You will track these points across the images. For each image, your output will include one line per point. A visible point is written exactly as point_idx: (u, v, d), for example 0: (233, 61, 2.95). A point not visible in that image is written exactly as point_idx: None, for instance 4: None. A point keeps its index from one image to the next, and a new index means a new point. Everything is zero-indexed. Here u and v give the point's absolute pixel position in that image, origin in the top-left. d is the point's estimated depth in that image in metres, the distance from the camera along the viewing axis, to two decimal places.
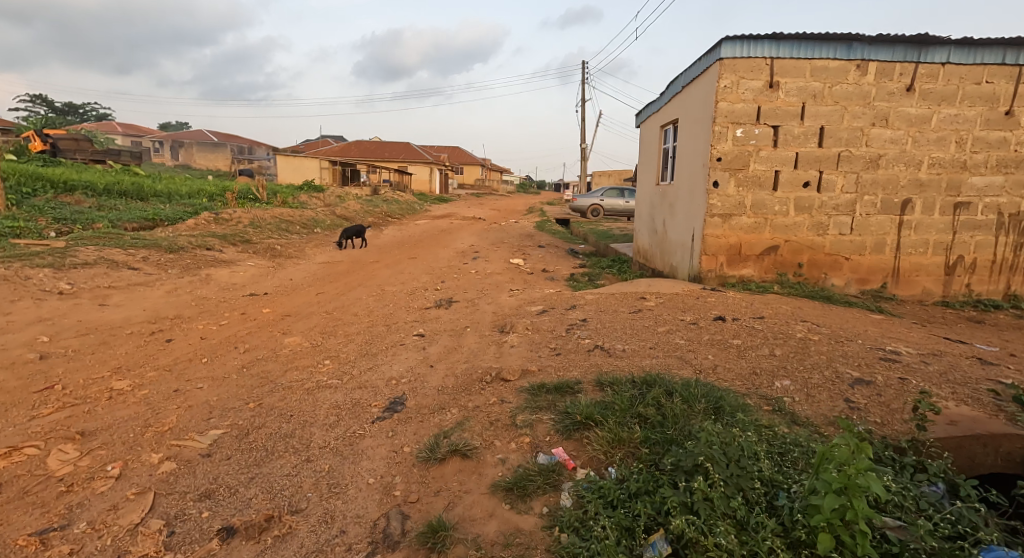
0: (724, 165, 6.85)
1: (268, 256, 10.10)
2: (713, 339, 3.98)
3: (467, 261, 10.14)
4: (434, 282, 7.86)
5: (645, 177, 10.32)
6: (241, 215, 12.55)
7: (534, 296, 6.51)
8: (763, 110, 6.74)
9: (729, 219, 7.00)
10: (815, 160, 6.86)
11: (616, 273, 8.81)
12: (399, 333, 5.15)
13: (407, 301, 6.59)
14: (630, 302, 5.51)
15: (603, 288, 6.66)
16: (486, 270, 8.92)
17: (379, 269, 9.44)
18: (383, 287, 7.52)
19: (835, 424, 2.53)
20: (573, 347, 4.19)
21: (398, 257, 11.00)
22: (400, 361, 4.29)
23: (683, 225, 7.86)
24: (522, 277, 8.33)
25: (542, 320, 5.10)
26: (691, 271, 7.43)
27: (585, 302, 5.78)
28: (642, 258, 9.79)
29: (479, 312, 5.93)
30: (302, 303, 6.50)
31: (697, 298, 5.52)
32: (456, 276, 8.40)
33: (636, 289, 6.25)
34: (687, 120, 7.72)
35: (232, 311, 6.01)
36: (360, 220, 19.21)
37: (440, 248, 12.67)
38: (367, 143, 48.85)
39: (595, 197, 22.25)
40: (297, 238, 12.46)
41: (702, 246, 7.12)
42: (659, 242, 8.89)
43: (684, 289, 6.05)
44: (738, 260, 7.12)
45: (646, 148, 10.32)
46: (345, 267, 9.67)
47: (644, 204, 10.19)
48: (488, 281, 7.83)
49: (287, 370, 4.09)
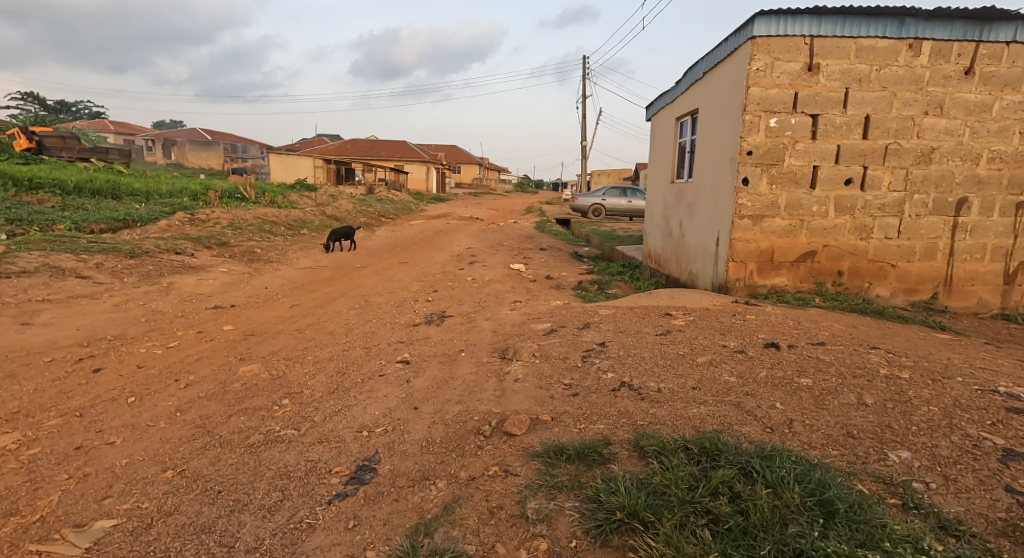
0: (756, 159, 6.03)
1: (245, 261, 9.22)
2: (773, 376, 3.13)
3: (463, 267, 9.30)
4: (427, 292, 7.02)
5: (657, 175, 9.51)
6: (220, 216, 11.67)
7: (540, 310, 5.66)
8: (801, 97, 5.93)
9: (761, 221, 6.17)
10: (859, 154, 6.04)
11: (628, 280, 7.96)
12: (381, 359, 4.30)
13: (394, 316, 5.74)
14: (655, 321, 4.67)
15: (618, 300, 5.82)
16: (484, 277, 8.06)
17: (367, 276, 8.58)
18: (368, 298, 6.67)
19: (1011, 536, 1.71)
20: (594, 384, 3.36)
21: (389, 262, 10.13)
22: (378, 400, 3.46)
23: (705, 227, 7.02)
24: (524, 285, 7.48)
25: (552, 344, 4.26)
26: (715, 280, 6.59)
27: (600, 319, 4.94)
28: (654, 263, 8.96)
29: (477, 330, 5.10)
30: (272, 318, 5.64)
31: (734, 316, 4.68)
32: (451, 285, 7.55)
33: (658, 303, 5.42)
34: (711, 109, 6.88)
35: (189, 329, 5.15)
36: (351, 221, 18.35)
37: (434, 252, 11.82)
38: (362, 141, 47.92)
39: (596, 196, 21.34)
40: (279, 240, 11.57)
41: (729, 252, 6.28)
42: (675, 247, 8.06)
43: (714, 303, 5.23)
44: (770, 267, 6.29)
45: (658, 144, 9.49)
46: (329, 274, 8.81)
47: (656, 205, 9.37)
48: (487, 291, 6.98)
49: (231, 415, 3.17)
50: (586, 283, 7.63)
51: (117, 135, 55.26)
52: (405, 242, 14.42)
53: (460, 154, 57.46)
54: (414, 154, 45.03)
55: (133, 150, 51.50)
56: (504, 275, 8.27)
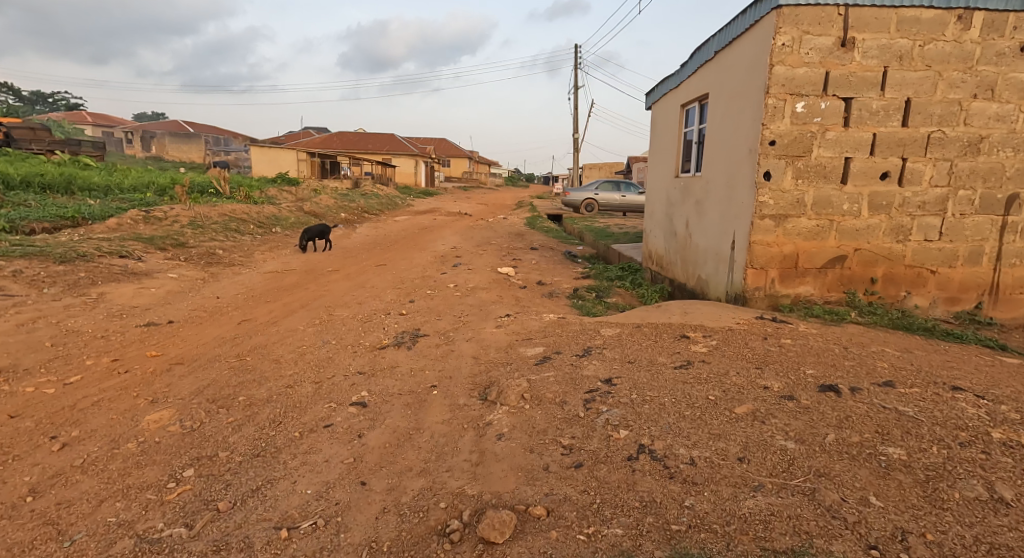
0: (780, 150, 5.25)
1: (201, 265, 8.27)
2: (847, 442, 2.29)
3: (445, 270, 8.43)
4: (402, 304, 6.14)
5: (657, 169, 8.74)
6: (181, 213, 10.70)
7: (530, 328, 4.82)
8: (832, 78, 5.13)
9: (785, 221, 5.39)
10: (898, 144, 5.23)
11: (629, 287, 7.14)
12: (331, 399, 3.44)
13: (359, 336, 4.87)
14: (671, 347, 3.85)
15: (623, 316, 5.00)
16: (468, 283, 7.20)
17: (337, 281, 7.69)
18: (333, 311, 5.79)
19: None
20: (603, 447, 2.53)
21: (364, 264, 9.23)
22: (316, 469, 2.60)
23: (716, 229, 6.26)
24: (512, 294, 6.63)
25: (545, 380, 3.43)
26: (729, 290, 5.83)
27: (604, 343, 4.11)
28: (657, 266, 8.18)
29: (455, 356, 4.25)
30: (211, 340, 4.74)
31: (765, 339, 3.88)
32: (431, 293, 6.69)
33: (670, 320, 4.62)
34: (724, 93, 6.07)
35: (103, 355, 4.25)
36: (331, 217, 17.37)
37: (416, 252, 10.93)
38: (348, 134, 46.68)
39: (589, 191, 20.49)
40: (246, 240, 10.61)
41: (747, 258, 5.50)
42: (681, 248, 7.28)
43: (737, 321, 4.44)
44: (794, 275, 5.51)
45: (659, 134, 8.72)
46: (295, 279, 7.90)
47: (657, 202, 8.60)
48: (470, 301, 6.14)
49: (103, 500, 2.31)
50: (582, 290, 6.82)
51: (95, 127, 53.53)
52: (387, 240, 13.50)
53: (449, 148, 56.31)
54: (401, 147, 43.91)
55: (110, 143, 49.80)
56: (490, 280, 7.42)
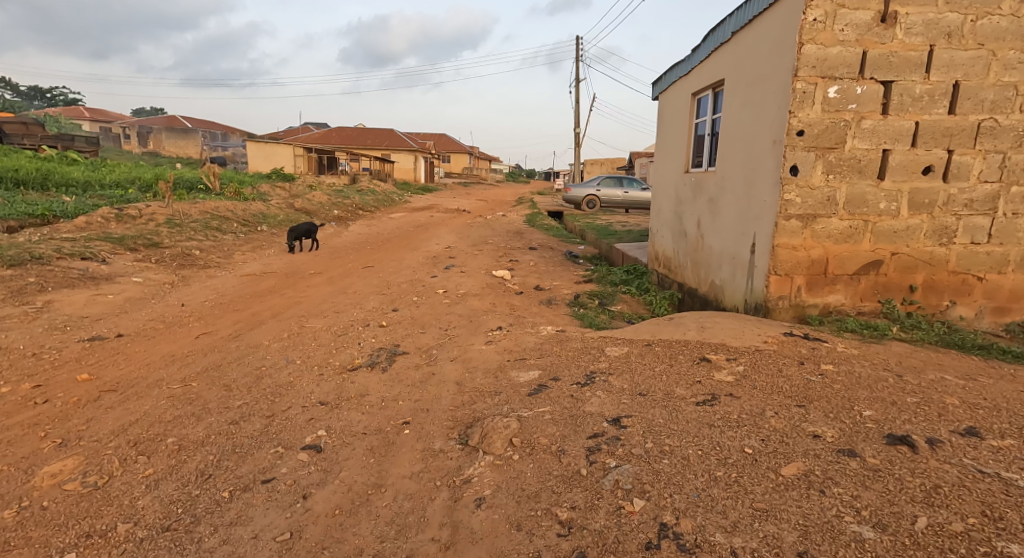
0: (808, 141, 4.64)
1: (173, 267, 7.67)
2: (946, 532, 1.70)
3: (436, 273, 7.83)
4: (384, 314, 5.54)
5: (665, 164, 8.16)
6: (158, 211, 10.09)
7: (525, 345, 4.22)
8: (870, 58, 4.51)
9: (813, 222, 4.79)
10: (944, 133, 4.61)
11: (635, 293, 6.54)
12: (279, 440, 2.84)
13: (330, 354, 4.27)
14: (690, 375, 3.24)
15: (630, 331, 4.40)
16: (459, 289, 6.60)
17: (317, 286, 7.08)
18: (306, 322, 5.19)
19: None
20: (613, 527, 1.92)
21: (351, 266, 8.62)
22: (238, 553, 2.01)
23: (731, 231, 5.68)
24: (507, 301, 6.03)
25: (539, 418, 2.82)
26: (749, 299, 5.22)
27: (610, 368, 3.51)
28: (666, 270, 7.59)
29: (437, 381, 3.65)
30: (159, 358, 4.14)
31: (802, 364, 3.26)
32: (418, 300, 6.10)
33: (685, 338, 4.02)
34: (743, 78, 5.46)
35: (26, 379, 3.65)
36: (323, 215, 16.76)
37: (408, 252, 10.33)
38: (346, 130, 46.04)
39: (590, 187, 19.86)
40: (227, 240, 10.01)
41: (769, 263, 4.90)
42: (694, 251, 6.68)
43: (763, 338, 3.85)
44: (822, 283, 4.91)
45: (666, 127, 8.13)
46: (274, 282, 7.31)
47: (665, 201, 8.03)
48: (460, 310, 5.53)
49: None
50: (584, 297, 6.22)
51: (91, 123, 52.94)
52: (379, 239, 12.89)
53: (449, 144, 55.61)
54: (400, 143, 43.26)
55: (106, 139, 49.16)
56: (484, 285, 6.82)
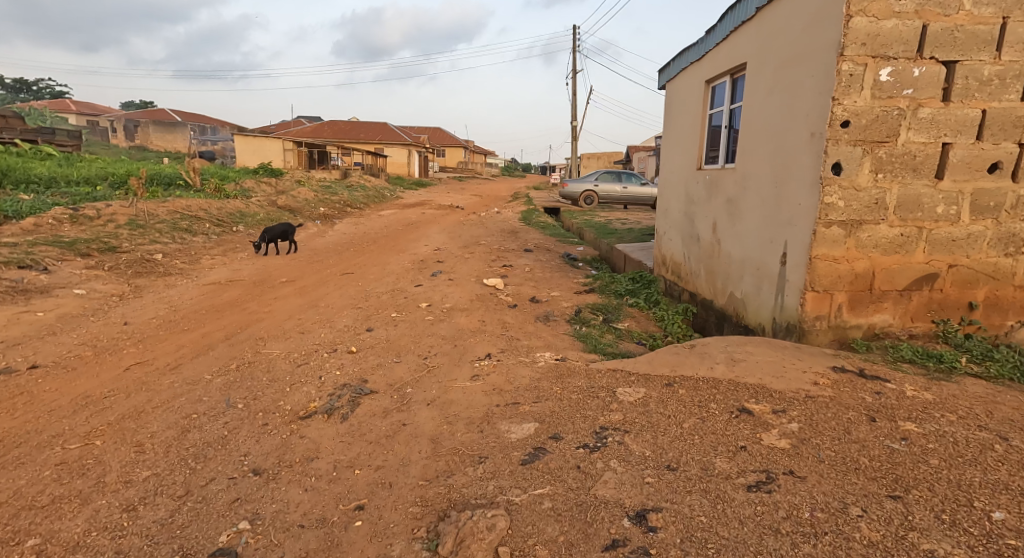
0: (855, 134, 3.90)
1: (127, 275, 6.90)
2: None
3: (421, 282, 7.08)
4: (356, 336, 4.78)
5: (674, 160, 7.42)
6: (122, 211, 9.29)
7: (519, 384, 3.48)
8: (930, 34, 3.78)
9: (858, 229, 4.07)
10: (1015, 124, 3.89)
11: (643, 306, 5.81)
12: (183, 541, 2.11)
13: (282, 392, 3.53)
14: (729, 437, 2.51)
15: (644, 363, 3.68)
16: (446, 302, 5.86)
17: (287, 297, 6.33)
18: (262, 347, 4.45)
19: None
20: None
21: (329, 273, 7.86)
22: None
23: (755, 238, 4.96)
24: (498, 317, 5.29)
25: (535, 509, 2.09)
26: (779, 319, 4.51)
27: (624, 422, 2.77)
28: (679, 277, 6.86)
29: (408, 435, 2.91)
30: (70, 399, 3.40)
31: (871, 421, 2.54)
32: (398, 317, 5.35)
33: (713, 376, 3.29)
34: (771, 60, 4.70)
35: None
36: (308, 212, 15.95)
37: (393, 255, 9.56)
38: (337, 123, 45.03)
39: (587, 182, 19.10)
40: (196, 243, 9.22)
41: (805, 277, 4.18)
42: (711, 257, 5.96)
43: (811, 378, 3.13)
44: (866, 300, 4.19)
45: (675, 118, 7.39)
46: (239, 293, 6.55)
47: (674, 200, 7.30)
48: (444, 332, 4.78)
49: None
50: (586, 312, 5.52)
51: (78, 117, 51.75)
52: (365, 239, 12.12)
53: (443, 137, 54.67)
54: (393, 137, 42.34)
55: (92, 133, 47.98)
56: (473, 297, 6.09)
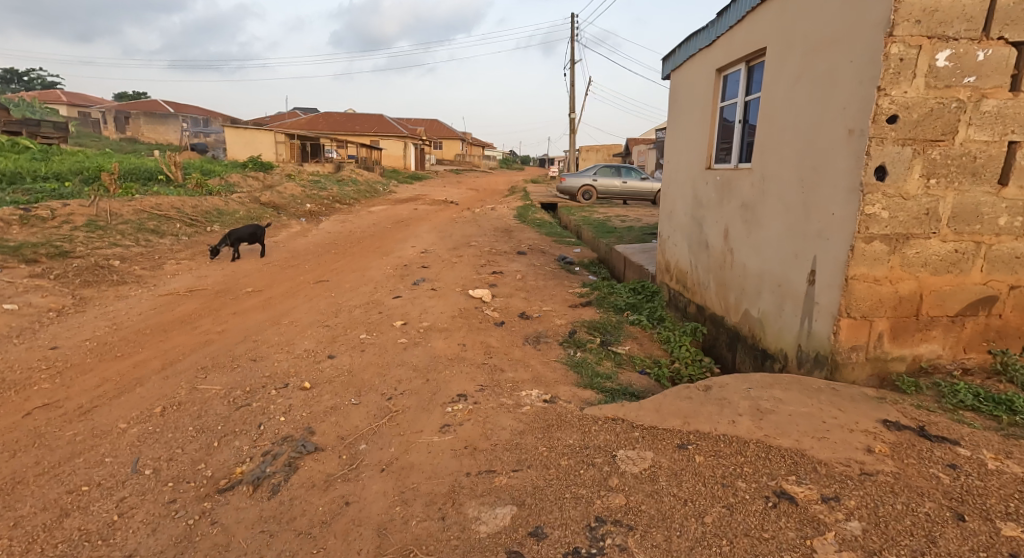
0: (904, 131, 3.25)
1: (73, 286, 6.24)
2: None
3: (401, 293, 6.42)
4: (315, 366, 4.12)
5: (680, 157, 6.77)
6: (82, 211, 8.62)
7: (497, 441, 2.83)
8: (999, 9, 3.15)
9: (904, 245, 3.42)
10: None
11: (647, 324, 5.16)
12: None
13: (206, 448, 2.89)
14: (770, 546, 1.87)
15: (651, 411, 3.03)
16: (424, 320, 5.20)
17: (248, 312, 5.67)
18: (201, 379, 3.80)
19: None
20: None
21: (302, 281, 7.20)
22: None
23: (776, 250, 4.32)
24: (481, 340, 4.65)
25: None
26: (806, 347, 3.86)
27: (627, 512, 2.13)
28: (688, 287, 6.22)
29: (348, 521, 2.27)
30: None
31: (959, 521, 1.91)
32: (367, 340, 4.69)
33: (736, 435, 2.64)
34: (799, 44, 4.02)
35: None
36: (293, 210, 15.25)
37: (376, 259, 8.88)
38: (331, 115, 44.16)
39: (586, 176, 18.39)
40: (162, 246, 8.56)
41: (840, 301, 3.54)
42: (725, 268, 5.31)
43: (862, 441, 2.48)
44: (911, 328, 3.55)
45: (682, 111, 6.73)
46: (196, 305, 5.90)
47: (681, 201, 6.65)
48: (417, 361, 4.13)
49: None
50: (582, 333, 4.90)
51: (68, 108, 50.79)
52: (349, 240, 11.43)
53: (439, 129, 53.81)
54: (388, 129, 41.50)
55: (82, 124, 47.02)
56: (455, 313, 5.43)
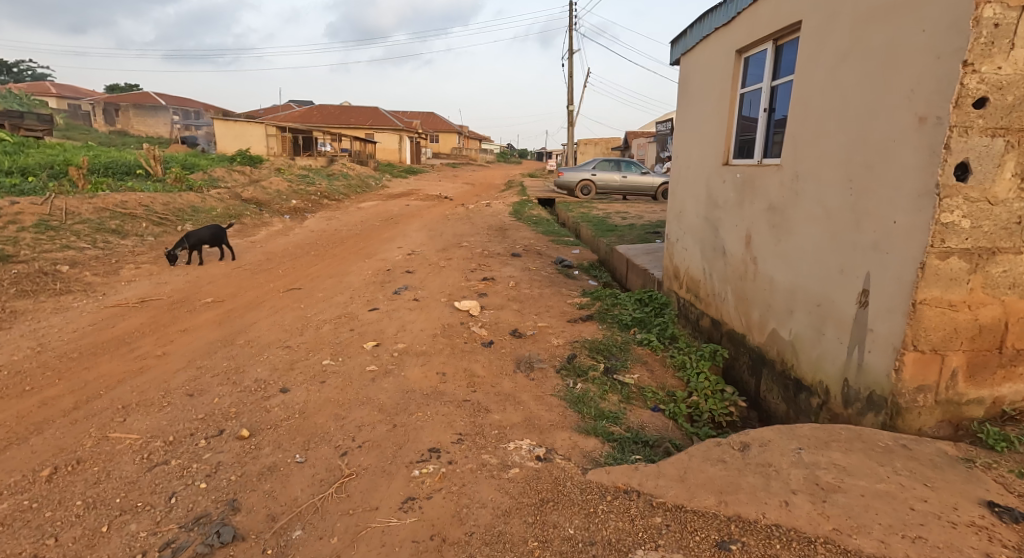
0: (998, 118, 2.63)
1: (7, 297, 5.53)
2: None
3: (379, 304, 5.74)
4: (262, 403, 3.43)
5: (690, 152, 6.09)
6: (37, 211, 7.90)
7: (473, 529, 2.16)
8: None
9: (990, 261, 2.79)
10: None
11: (658, 344, 4.46)
12: None
13: (89, 537, 2.20)
14: None
15: (673, 481, 2.35)
16: (400, 341, 4.52)
17: (200, 328, 4.97)
18: (115, 424, 3.10)
19: None
20: None
21: (271, 289, 6.50)
22: None
23: (813, 263, 3.64)
24: (464, 368, 3.96)
25: None
26: (855, 383, 3.19)
27: None
28: (702, 299, 5.54)
29: None
30: None
31: None
32: (330, 368, 4.01)
33: (795, 530, 1.96)
34: (844, 15, 3.35)
35: None
36: (277, 206, 14.53)
37: (357, 263, 8.17)
38: (324, 108, 43.30)
39: (585, 171, 17.68)
40: (123, 250, 7.84)
41: (903, 329, 2.86)
42: (747, 279, 4.63)
43: (974, 546, 1.81)
44: (993, 364, 2.89)
45: (692, 100, 6.04)
46: (143, 319, 5.21)
47: (691, 201, 5.97)
48: (384, 398, 3.44)
49: None
50: (584, 358, 4.21)
51: (58, 100, 49.79)
52: (332, 239, 10.70)
53: (435, 123, 52.94)
54: (382, 122, 40.67)
55: (70, 117, 46.04)
56: (437, 332, 4.75)
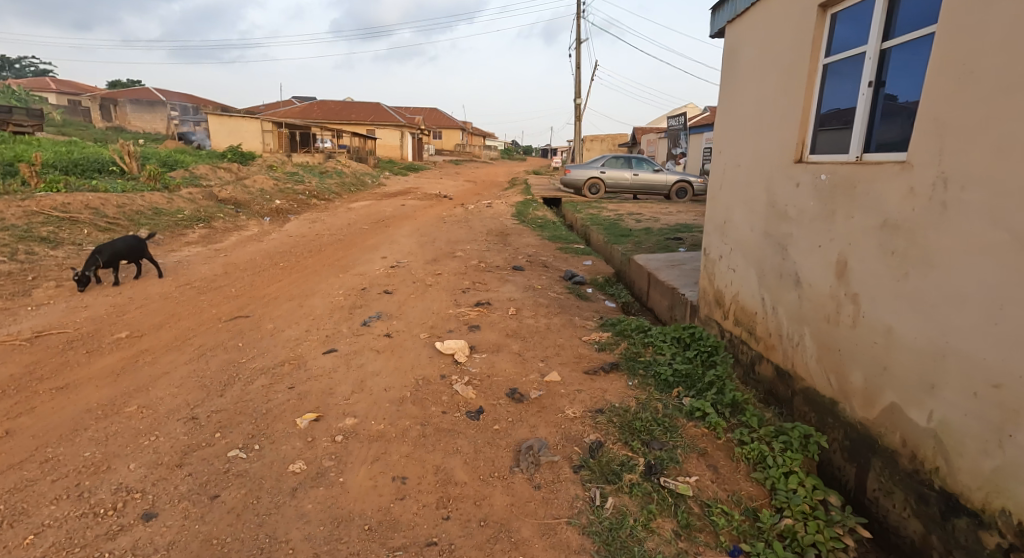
0: None
1: None
2: None
3: (338, 342, 4.43)
4: (98, 547, 2.14)
5: (739, 143, 4.72)
6: None
7: None
8: None
9: None
10: None
11: (719, 419, 3.09)
12: None
13: None
14: None
15: None
16: (351, 412, 3.20)
17: (85, 384, 3.68)
18: None
19: None
20: None
21: (210, 318, 5.20)
22: None
23: (985, 314, 2.33)
24: (433, 468, 2.65)
25: None
26: None
27: None
28: (760, 339, 4.19)
29: None
30: None
31: None
32: (236, 463, 2.69)
33: None
34: None
35: None
36: (259, 207, 13.26)
37: (328, 278, 6.84)
38: (323, 104, 42.10)
39: (593, 168, 16.30)
40: (48, 264, 6.58)
41: None
42: (835, 323, 3.29)
43: None
44: None
45: (744, 77, 4.66)
46: (19, 368, 3.92)
47: (741, 207, 4.62)
48: (299, 544, 2.14)
49: None
50: (613, 447, 2.87)
51: (56, 95, 48.82)
52: (309, 246, 9.39)
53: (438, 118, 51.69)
54: (381, 118, 39.37)
55: (67, 112, 45.13)
56: (404, 393, 3.44)
